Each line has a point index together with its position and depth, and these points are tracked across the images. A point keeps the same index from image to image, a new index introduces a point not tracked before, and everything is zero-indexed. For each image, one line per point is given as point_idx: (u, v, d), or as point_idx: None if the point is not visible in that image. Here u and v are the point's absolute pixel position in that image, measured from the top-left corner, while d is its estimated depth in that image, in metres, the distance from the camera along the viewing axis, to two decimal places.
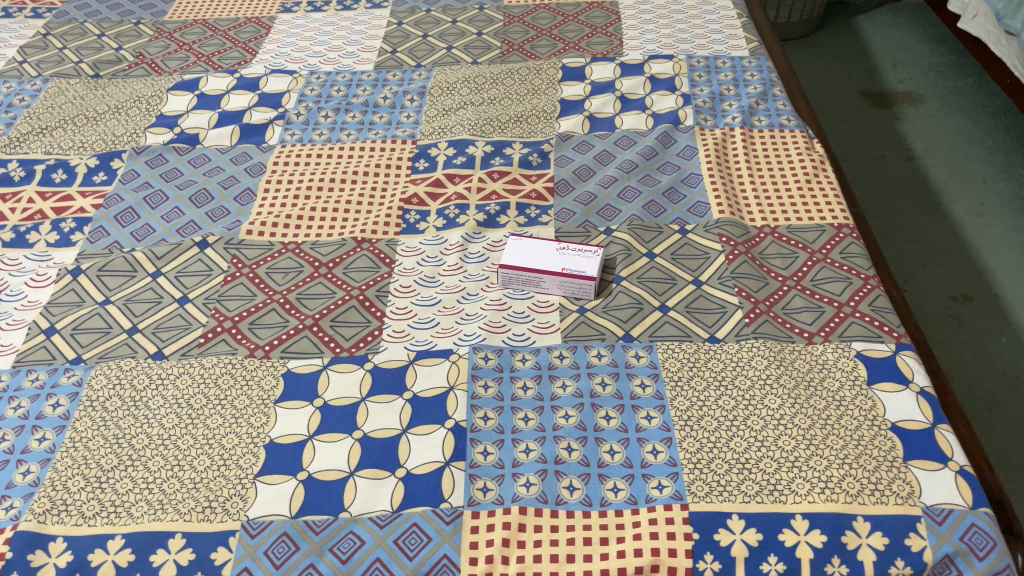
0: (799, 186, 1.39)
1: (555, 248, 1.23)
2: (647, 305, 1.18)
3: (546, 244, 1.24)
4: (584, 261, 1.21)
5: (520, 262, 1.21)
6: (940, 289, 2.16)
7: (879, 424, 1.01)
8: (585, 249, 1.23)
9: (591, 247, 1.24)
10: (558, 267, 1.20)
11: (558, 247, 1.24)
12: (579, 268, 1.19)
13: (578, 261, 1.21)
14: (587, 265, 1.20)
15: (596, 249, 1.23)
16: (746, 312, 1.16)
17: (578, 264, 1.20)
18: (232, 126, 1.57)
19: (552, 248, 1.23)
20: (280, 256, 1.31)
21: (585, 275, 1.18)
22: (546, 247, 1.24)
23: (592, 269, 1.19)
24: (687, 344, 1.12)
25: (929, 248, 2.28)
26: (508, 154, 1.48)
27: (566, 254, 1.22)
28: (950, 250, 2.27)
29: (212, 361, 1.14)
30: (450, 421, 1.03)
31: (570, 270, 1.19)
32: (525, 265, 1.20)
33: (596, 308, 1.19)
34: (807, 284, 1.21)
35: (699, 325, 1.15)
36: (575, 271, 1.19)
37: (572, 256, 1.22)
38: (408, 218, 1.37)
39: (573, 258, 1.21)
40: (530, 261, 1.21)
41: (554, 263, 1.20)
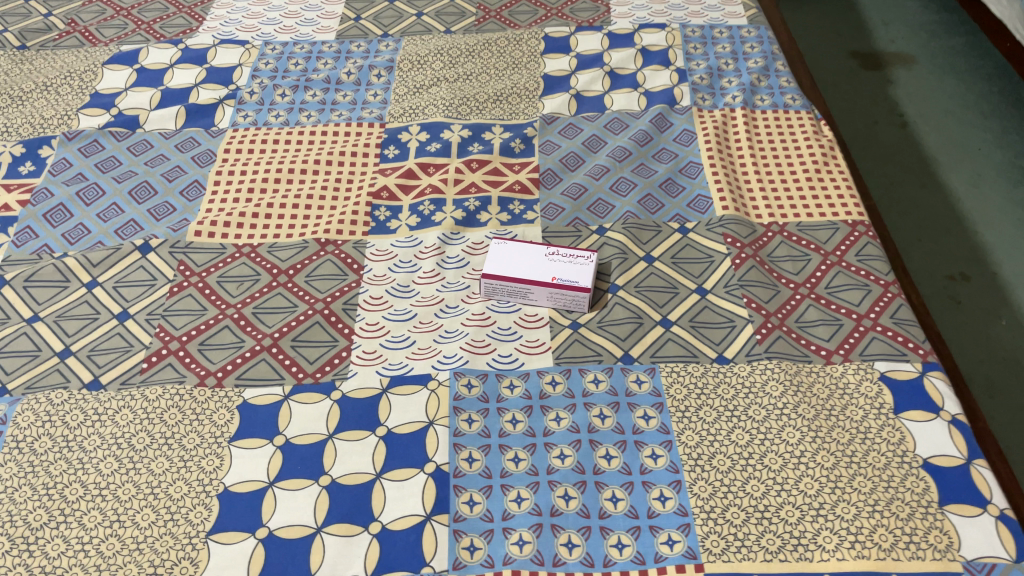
0: (808, 176, 1.27)
1: (545, 254, 1.10)
2: (647, 319, 1.06)
3: (534, 249, 1.11)
4: (578, 270, 1.08)
5: (506, 271, 1.08)
6: (937, 267, 2.07)
7: (910, 461, 0.91)
8: (578, 254, 1.10)
9: (585, 251, 1.11)
10: (548, 277, 1.07)
11: (549, 253, 1.11)
12: (572, 279, 1.07)
13: (570, 269, 1.08)
14: (580, 274, 1.07)
15: (590, 254, 1.10)
16: (757, 327, 1.05)
17: (569, 272, 1.08)
18: (177, 107, 1.40)
19: (541, 254, 1.10)
20: (234, 262, 1.16)
21: (578, 288, 1.06)
22: (534, 253, 1.11)
23: (586, 280, 1.07)
24: (694, 366, 1.01)
25: (923, 223, 2.18)
26: (487, 139, 1.34)
27: (558, 261, 1.09)
28: (945, 224, 2.17)
29: (156, 392, 1.00)
30: (431, 465, 0.91)
31: (563, 281, 1.06)
32: (512, 276, 1.07)
33: (591, 323, 1.06)
34: (821, 292, 1.10)
35: (705, 343, 1.03)
36: (568, 282, 1.06)
37: (564, 263, 1.09)
38: (377, 217, 1.23)
39: (564, 266, 1.09)
40: (517, 270, 1.08)
41: (544, 272, 1.08)
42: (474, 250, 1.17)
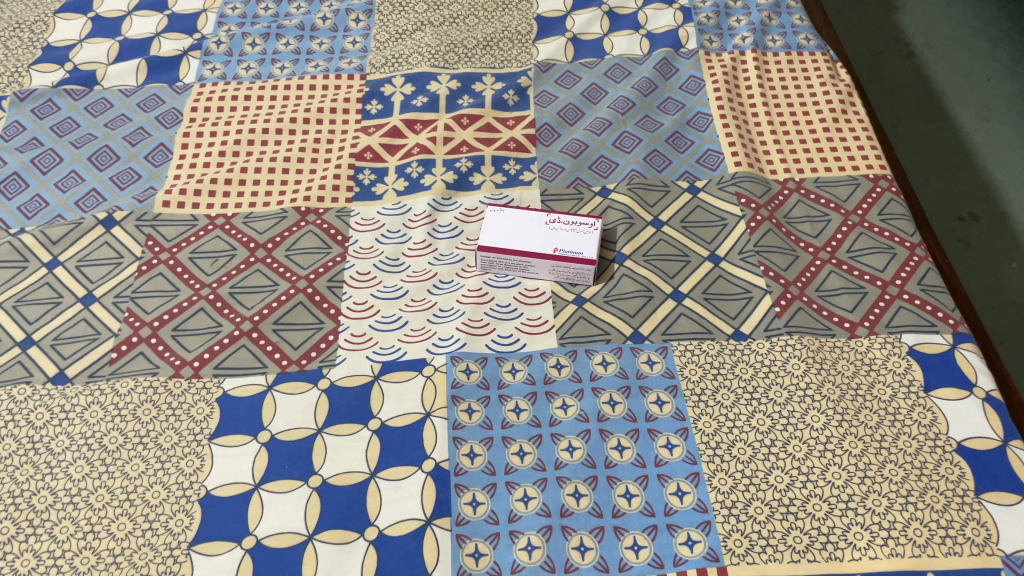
0: (825, 126, 1.17)
1: (545, 222, 1.02)
2: (657, 292, 0.98)
3: (534, 216, 1.03)
4: (581, 239, 1.00)
5: (505, 242, 1.00)
6: (946, 208, 1.99)
7: (943, 444, 0.84)
8: (581, 221, 1.02)
9: (589, 218, 1.03)
10: (550, 249, 0.99)
11: (549, 221, 1.02)
12: (576, 251, 0.99)
13: (573, 239, 1.00)
14: (584, 244, 0.99)
15: (594, 222, 1.02)
16: (776, 298, 0.97)
17: (572, 243, 1.00)
18: (138, 60, 1.28)
19: (542, 222, 1.02)
20: (207, 236, 1.07)
21: (583, 260, 0.98)
22: (534, 221, 1.02)
23: (591, 251, 0.99)
24: (709, 344, 0.93)
25: (930, 161, 2.09)
26: (478, 91, 1.24)
27: (560, 229, 1.01)
28: (953, 162, 2.08)
29: (127, 386, 0.92)
30: (429, 462, 0.84)
31: (566, 252, 0.98)
32: (511, 247, 0.99)
33: (597, 298, 0.99)
34: (843, 257, 1.02)
35: (720, 317, 0.96)
36: (571, 253, 0.98)
37: (567, 232, 1.01)
38: (361, 181, 1.14)
39: (567, 235, 1.00)
40: (515, 240, 1.00)
41: (545, 243, 0.99)
42: (467, 217, 1.08)
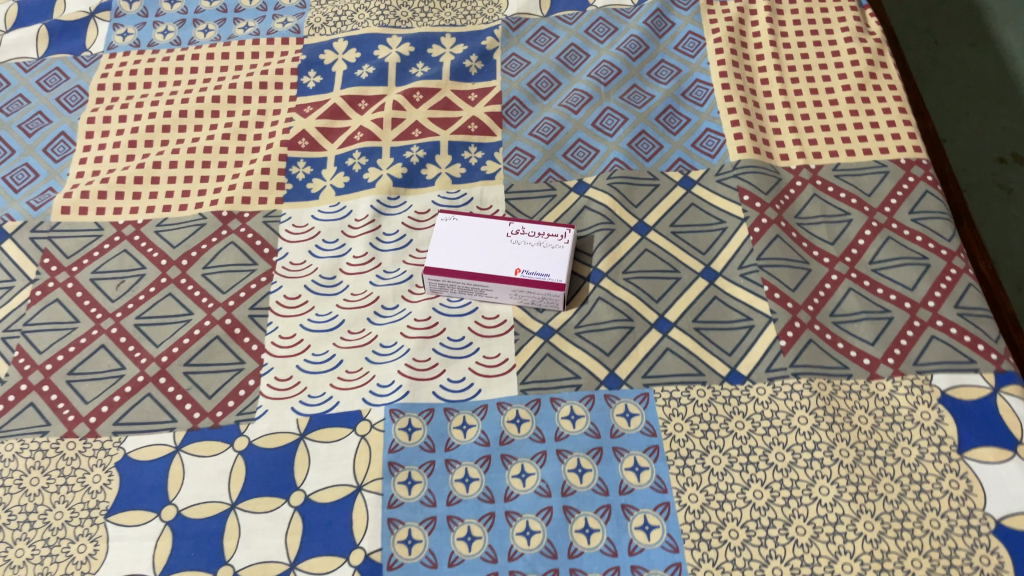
0: (849, 95, 0.97)
1: (507, 234, 0.85)
2: (639, 321, 0.82)
3: (493, 226, 0.86)
4: (549, 258, 0.84)
5: (458, 262, 0.83)
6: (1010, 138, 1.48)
7: (979, 524, 0.69)
8: (548, 232, 0.86)
9: (559, 228, 0.86)
10: (512, 270, 0.82)
11: (512, 233, 0.85)
12: (543, 273, 0.82)
13: (540, 257, 0.84)
14: (553, 264, 0.83)
15: (565, 233, 0.86)
16: (782, 328, 0.81)
17: (537, 261, 0.83)
18: (38, 27, 1.10)
19: (503, 234, 0.85)
20: (112, 251, 0.91)
21: (551, 285, 0.82)
22: (493, 232, 0.86)
23: (561, 273, 0.82)
24: (699, 390, 0.78)
25: (938, 90, 1.56)
26: (434, 57, 1.04)
27: (524, 244, 0.85)
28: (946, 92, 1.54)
29: (13, 449, 0.79)
30: (358, 551, 0.71)
31: (531, 275, 0.82)
32: (465, 269, 0.83)
33: (567, 329, 0.83)
34: (865, 270, 0.85)
35: (714, 354, 0.80)
36: (536, 277, 0.82)
37: (532, 247, 0.84)
38: (295, 176, 0.96)
39: (531, 252, 0.84)
40: (470, 260, 0.83)
41: (506, 263, 0.83)
42: (418, 222, 0.92)
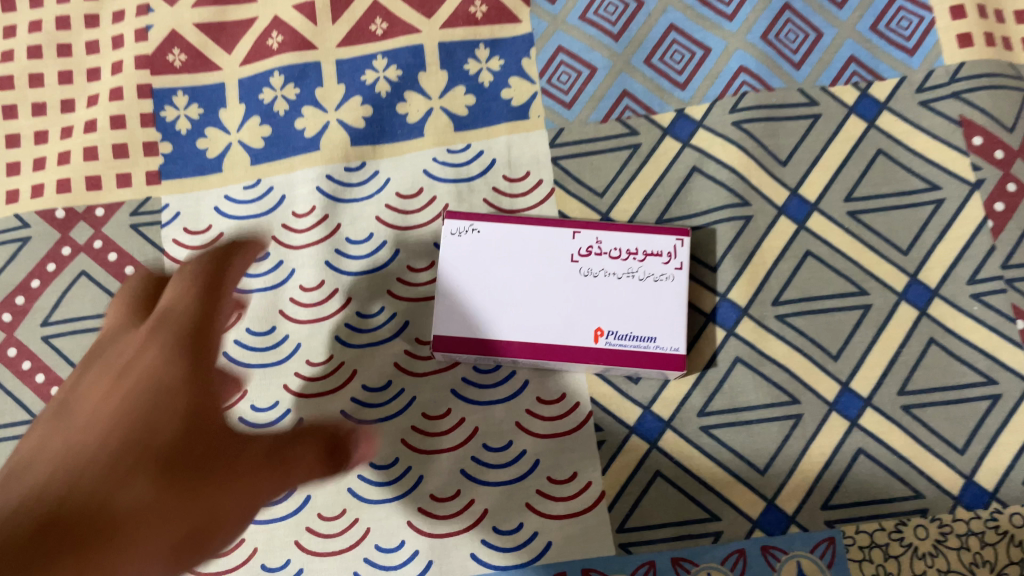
0: None
1: (570, 256, 0.48)
2: (808, 401, 0.49)
3: (543, 242, 0.48)
4: (654, 301, 0.47)
5: (488, 325, 0.47)
6: None
7: None
8: (645, 247, 0.48)
9: (662, 235, 0.48)
10: (590, 336, 0.46)
11: (580, 254, 0.48)
12: (644, 335, 0.46)
13: (636, 303, 0.47)
14: (661, 314, 0.47)
15: (676, 247, 0.48)
16: None
17: (635, 312, 0.47)
18: None
19: (564, 258, 0.48)
20: None
21: (660, 360, 0.46)
22: (545, 256, 0.48)
23: (674, 333, 0.47)
24: (917, 529, 0.47)
25: None
26: None
27: (606, 276, 0.47)
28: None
29: None
30: None
31: (623, 341, 0.46)
32: (504, 338, 0.47)
33: (685, 418, 0.49)
34: None
35: (937, 456, 0.48)
36: (633, 346, 0.46)
37: (622, 282, 0.47)
38: (171, 126, 0.54)
39: (620, 293, 0.47)
40: (510, 318, 0.47)
41: (576, 320, 0.47)
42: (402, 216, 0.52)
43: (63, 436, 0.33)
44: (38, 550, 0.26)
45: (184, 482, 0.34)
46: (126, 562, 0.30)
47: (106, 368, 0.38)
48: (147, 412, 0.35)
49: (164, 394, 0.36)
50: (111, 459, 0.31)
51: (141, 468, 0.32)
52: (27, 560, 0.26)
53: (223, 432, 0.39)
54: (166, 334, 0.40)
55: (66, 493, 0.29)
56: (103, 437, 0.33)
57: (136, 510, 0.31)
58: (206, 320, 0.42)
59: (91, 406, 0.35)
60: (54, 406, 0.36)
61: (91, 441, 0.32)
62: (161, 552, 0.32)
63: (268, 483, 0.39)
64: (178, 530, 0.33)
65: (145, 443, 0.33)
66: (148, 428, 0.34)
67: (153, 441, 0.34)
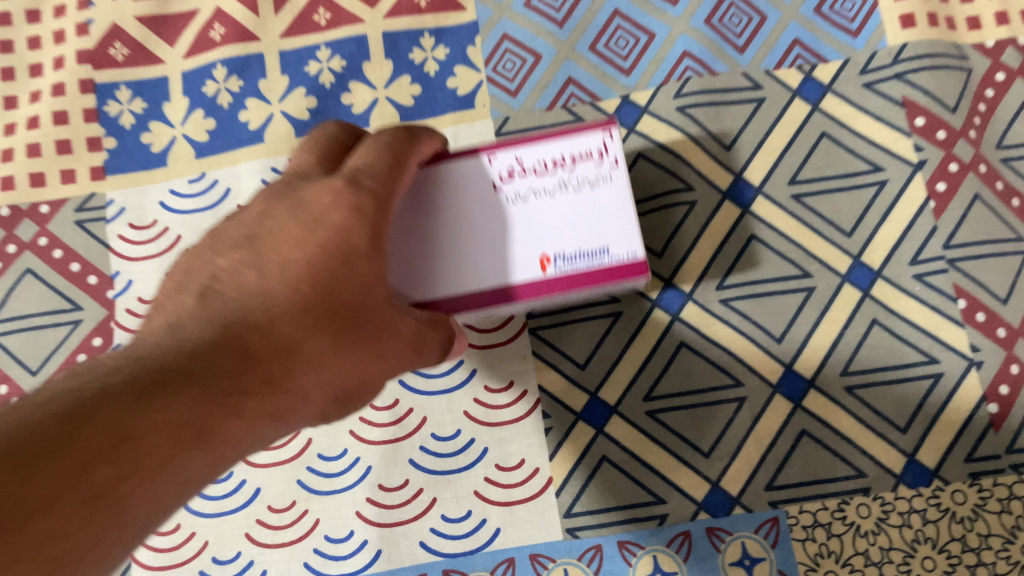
0: None
1: (492, 183, 0.42)
2: (752, 383, 0.49)
3: (456, 177, 0.42)
4: (596, 210, 0.41)
5: (413, 283, 0.41)
6: None
7: None
8: (576, 148, 0.42)
9: (589, 133, 0.42)
10: (536, 265, 0.41)
11: (503, 177, 0.42)
12: (593, 250, 0.41)
13: (579, 214, 0.41)
14: (607, 216, 0.41)
15: (605, 140, 0.42)
16: (990, 379, 0.49)
17: (581, 230, 0.41)
18: None
19: (486, 186, 0.42)
20: None
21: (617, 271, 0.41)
22: (453, 185, 0.42)
23: (629, 236, 0.41)
24: (859, 507, 0.47)
25: None
26: None
27: (538, 197, 0.41)
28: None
29: None
30: None
31: (571, 265, 0.41)
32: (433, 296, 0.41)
33: (631, 403, 0.49)
34: None
35: (879, 433, 0.48)
36: (586, 264, 0.41)
37: (556, 198, 0.41)
38: (115, 121, 0.54)
39: (561, 209, 0.41)
40: (433, 270, 0.41)
41: (511, 251, 0.41)
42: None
43: (260, 267, 0.33)
44: (128, 434, 0.24)
45: (351, 340, 0.33)
46: (197, 453, 0.26)
47: (302, 210, 0.36)
48: (342, 260, 0.35)
49: (347, 258, 0.35)
50: (290, 315, 0.32)
51: (318, 325, 0.32)
52: (134, 430, 0.24)
53: (306, 223, 0.35)
54: (354, 198, 0.36)
55: (151, 365, 0.27)
56: (285, 284, 0.33)
57: (305, 347, 0.32)
58: (400, 165, 0.39)
59: (278, 238, 0.35)
60: (247, 229, 0.36)
61: (276, 289, 0.32)
62: (321, 400, 0.33)
63: (409, 315, 0.37)
64: (345, 382, 0.33)
65: (330, 299, 0.33)
66: (331, 282, 0.34)
67: (313, 280, 0.33)
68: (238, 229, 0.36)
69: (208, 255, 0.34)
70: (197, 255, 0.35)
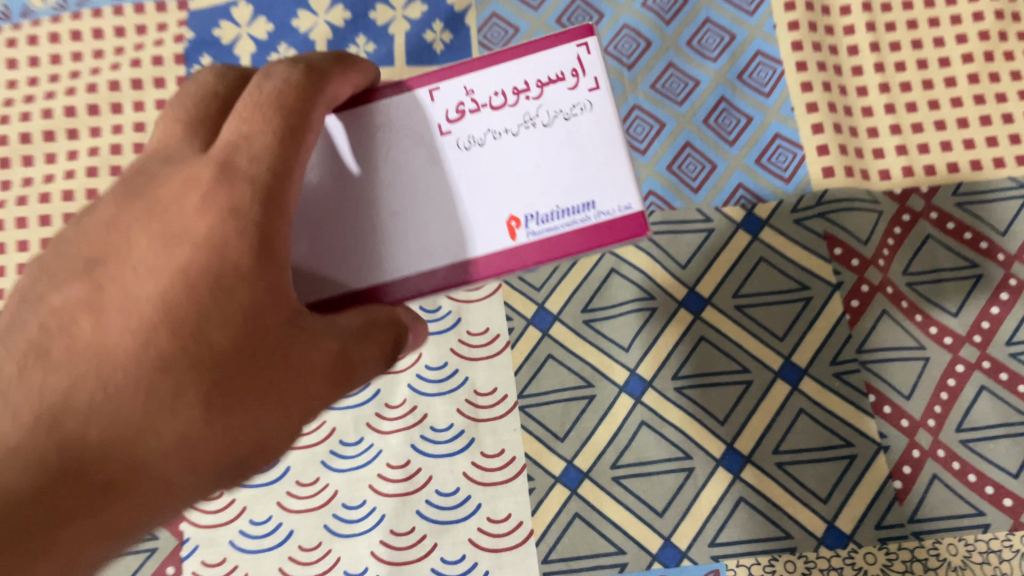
0: (973, 69, 0.70)
1: (437, 126, 0.43)
2: (700, 457, 0.60)
3: (413, 129, 0.43)
4: (573, 154, 0.41)
5: (361, 256, 0.42)
6: None
7: None
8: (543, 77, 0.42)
9: (558, 49, 0.43)
10: (506, 231, 0.41)
11: (461, 106, 0.43)
12: (575, 207, 0.40)
13: (545, 166, 0.41)
14: (587, 170, 0.41)
15: (581, 53, 0.43)
16: (895, 461, 0.59)
17: (555, 193, 0.41)
18: None
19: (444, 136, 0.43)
20: None
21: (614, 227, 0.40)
22: (393, 129, 0.43)
23: (621, 189, 0.40)
24: (787, 563, 0.57)
25: None
26: (380, 26, 0.73)
27: (498, 137, 0.42)
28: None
29: None
30: None
31: (549, 234, 0.40)
32: (379, 282, 0.42)
33: (600, 469, 0.60)
34: (1002, 357, 0.62)
35: (803, 502, 0.59)
36: (564, 224, 0.40)
37: (521, 134, 0.41)
38: None
39: (534, 168, 0.41)
40: (374, 252, 0.42)
41: (466, 219, 0.41)
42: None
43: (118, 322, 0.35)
44: (27, 533, 0.30)
45: (224, 401, 0.36)
46: (100, 540, 0.32)
47: (157, 214, 0.37)
48: (196, 295, 0.36)
49: (207, 309, 0.36)
50: (146, 392, 0.34)
51: (189, 398, 0.35)
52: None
53: (144, 268, 0.36)
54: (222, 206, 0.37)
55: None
56: (133, 339, 0.35)
57: (161, 463, 0.34)
58: (297, 136, 0.38)
59: (129, 281, 0.36)
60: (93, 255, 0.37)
61: (122, 359, 0.34)
62: (206, 471, 0.35)
63: (297, 337, 0.37)
64: (230, 449, 0.36)
65: (194, 354, 0.35)
66: (198, 324, 0.36)
67: (161, 331, 0.35)
68: (85, 244, 0.37)
69: (48, 287, 0.36)
70: (33, 285, 0.37)
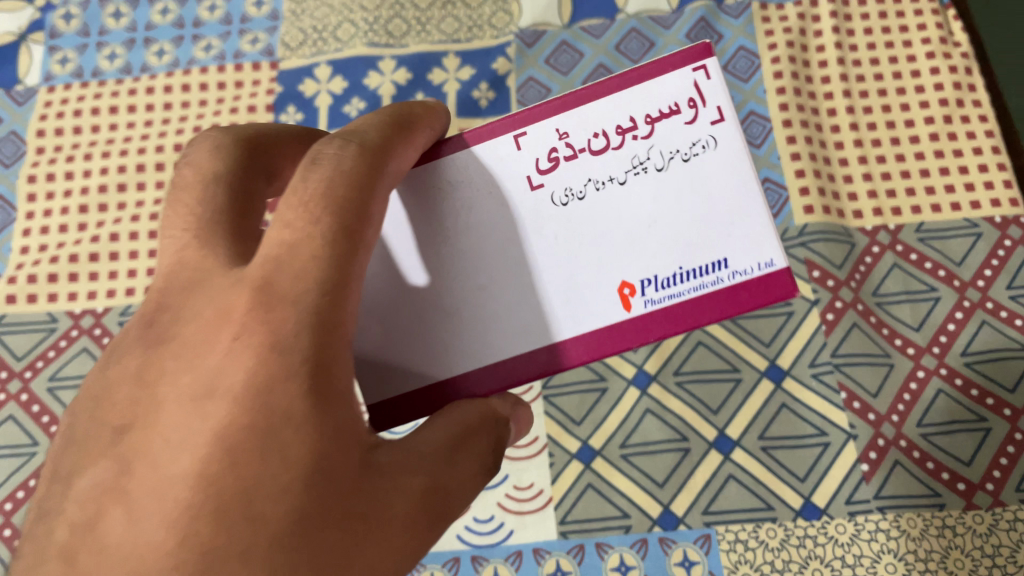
0: (933, 130, 0.83)
1: (528, 178, 0.42)
2: (695, 440, 0.71)
3: (500, 193, 0.42)
4: (692, 205, 0.40)
5: (447, 337, 0.41)
6: None
7: None
8: (661, 107, 0.41)
9: (674, 75, 0.42)
10: (621, 299, 0.40)
11: (554, 152, 0.42)
12: (709, 267, 0.40)
13: (666, 224, 0.40)
14: (710, 230, 0.40)
15: (699, 77, 0.41)
16: (863, 447, 0.70)
17: (687, 243, 0.40)
18: None
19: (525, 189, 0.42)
20: (69, 352, 0.78)
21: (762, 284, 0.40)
22: (473, 185, 0.42)
23: (759, 247, 0.40)
24: (769, 530, 0.67)
25: None
26: (436, 85, 0.88)
27: (600, 188, 0.41)
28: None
29: None
30: None
31: (676, 301, 0.40)
32: (470, 356, 0.41)
33: (611, 448, 0.71)
34: (957, 365, 0.73)
35: (783, 480, 0.69)
36: (693, 287, 0.40)
37: (630, 183, 0.41)
38: None
39: (652, 213, 0.40)
40: (482, 336, 0.41)
41: (573, 287, 0.41)
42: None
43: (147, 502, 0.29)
44: None
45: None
46: None
47: (189, 361, 0.33)
48: (243, 463, 0.30)
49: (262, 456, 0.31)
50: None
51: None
52: None
53: (172, 446, 0.30)
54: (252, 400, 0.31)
55: None
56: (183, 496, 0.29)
57: None
58: (351, 236, 0.34)
59: (157, 451, 0.30)
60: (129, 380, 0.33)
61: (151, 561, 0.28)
62: None
63: (373, 478, 0.33)
64: None
65: (248, 538, 0.29)
66: (246, 499, 0.30)
67: (203, 516, 0.29)
68: (107, 412, 0.32)
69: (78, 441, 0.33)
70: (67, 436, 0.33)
